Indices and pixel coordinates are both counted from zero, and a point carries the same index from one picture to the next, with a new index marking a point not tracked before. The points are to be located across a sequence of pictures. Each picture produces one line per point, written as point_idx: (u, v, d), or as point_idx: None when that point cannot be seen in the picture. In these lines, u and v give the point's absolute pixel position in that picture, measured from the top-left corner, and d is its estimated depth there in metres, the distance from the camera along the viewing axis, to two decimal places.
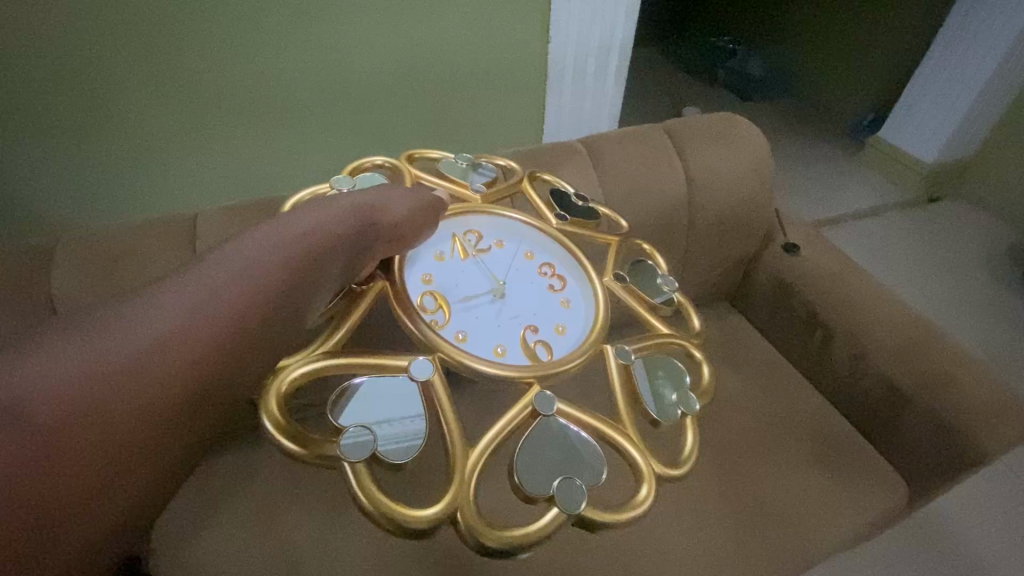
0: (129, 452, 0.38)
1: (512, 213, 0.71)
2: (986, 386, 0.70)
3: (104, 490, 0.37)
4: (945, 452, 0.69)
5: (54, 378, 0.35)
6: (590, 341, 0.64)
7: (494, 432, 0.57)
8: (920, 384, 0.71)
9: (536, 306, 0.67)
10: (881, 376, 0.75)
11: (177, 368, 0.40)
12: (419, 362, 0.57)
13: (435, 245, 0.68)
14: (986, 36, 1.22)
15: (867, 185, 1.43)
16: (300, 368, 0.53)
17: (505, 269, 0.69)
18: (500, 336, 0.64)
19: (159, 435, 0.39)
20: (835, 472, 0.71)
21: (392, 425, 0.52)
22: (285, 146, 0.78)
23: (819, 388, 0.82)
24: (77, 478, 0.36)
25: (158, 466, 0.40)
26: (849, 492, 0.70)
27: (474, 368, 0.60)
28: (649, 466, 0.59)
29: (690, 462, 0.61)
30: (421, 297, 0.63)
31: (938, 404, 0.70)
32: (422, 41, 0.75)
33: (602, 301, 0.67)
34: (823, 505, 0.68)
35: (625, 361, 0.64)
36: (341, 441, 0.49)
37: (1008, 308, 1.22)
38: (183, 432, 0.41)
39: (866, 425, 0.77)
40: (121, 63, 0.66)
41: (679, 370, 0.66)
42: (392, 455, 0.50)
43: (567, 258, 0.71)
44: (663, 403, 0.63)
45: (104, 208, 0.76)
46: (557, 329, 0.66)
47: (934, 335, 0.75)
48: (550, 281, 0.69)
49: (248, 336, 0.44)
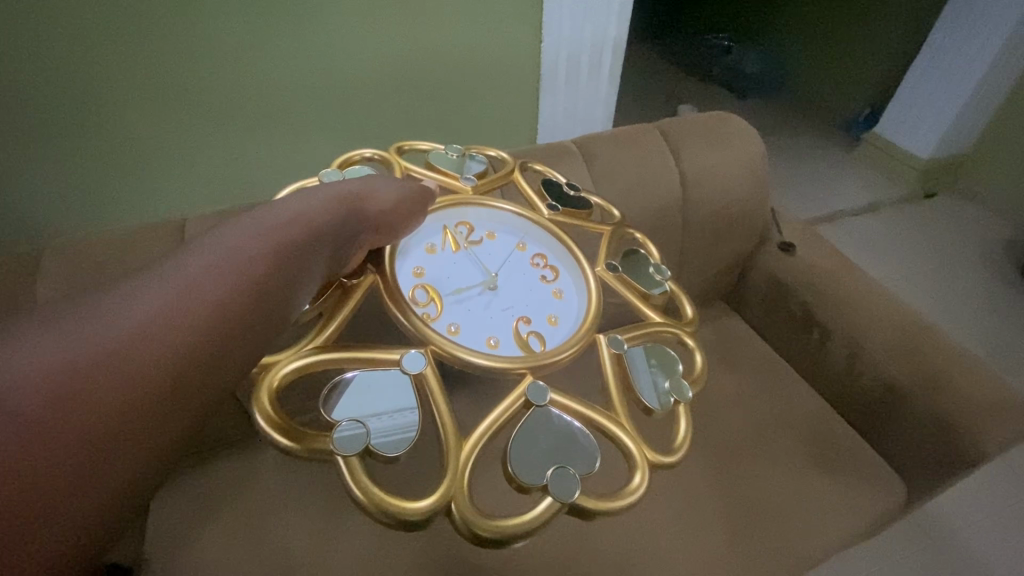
0: (122, 439, 0.36)
1: (504, 204, 0.72)
2: (988, 386, 0.70)
3: (97, 473, 0.35)
4: (943, 452, 0.70)
5: (31, 359, 0.34)
6: (583, 331, 0.64)
7: (488, 426, 0.57)
8: (918, 383, 0.72)
9: (528, 297, 0.68)
10: (881, 377, 0.75)
11: (160, 358, 0.38)
12: (411, 356, 0.58)
13: (427, 238, 0.68)
14: (982, 26, 1.31)
15: (860, 183, 1.51)
16: (294, 362, 0.55)
17: (497, 262, 0.70)
18: (492, 327, 0.65)
19: (155, 426, 0.37)
20: (831, 472, 0.72)
21: (385, 417, 0.53)
22: (269, 148, 0.76)
23: (814, 385, 0.83)
24: (53, 482, 0.33)
25: (160, 448, 0.38)
26: (845, 490, 0.71)
27: (466, 362, 0.60)
28: (639, 454, 0.60)
29: (681, 451, 0.61)
30: (413, 290, 0.64)
31: (937, 403, 0.70)
32: (414, 41, 0.73)
33: (594, 286, 0.67)
34: (821, 504, 0.70)
35: (618, 352, 0.64)
36: (335, 434, 0.50)
37: (997, 304, 1.30)
38: (183, 415, 0.39)
39: (865, 420, 0.78)
40: (97, 59, 0.62)
41: (672, 359, 0.66)
42: (386, 447, 0.50)
43: (560, 249, 0.71)
44: (656, 392, 0.63)
45: (84, 210, 0.73)
46: (549, 320, 0.66)
47: (934, 334, 0.75)
48: (543, 272, 0.70)
49: (237, 321, 0.43)
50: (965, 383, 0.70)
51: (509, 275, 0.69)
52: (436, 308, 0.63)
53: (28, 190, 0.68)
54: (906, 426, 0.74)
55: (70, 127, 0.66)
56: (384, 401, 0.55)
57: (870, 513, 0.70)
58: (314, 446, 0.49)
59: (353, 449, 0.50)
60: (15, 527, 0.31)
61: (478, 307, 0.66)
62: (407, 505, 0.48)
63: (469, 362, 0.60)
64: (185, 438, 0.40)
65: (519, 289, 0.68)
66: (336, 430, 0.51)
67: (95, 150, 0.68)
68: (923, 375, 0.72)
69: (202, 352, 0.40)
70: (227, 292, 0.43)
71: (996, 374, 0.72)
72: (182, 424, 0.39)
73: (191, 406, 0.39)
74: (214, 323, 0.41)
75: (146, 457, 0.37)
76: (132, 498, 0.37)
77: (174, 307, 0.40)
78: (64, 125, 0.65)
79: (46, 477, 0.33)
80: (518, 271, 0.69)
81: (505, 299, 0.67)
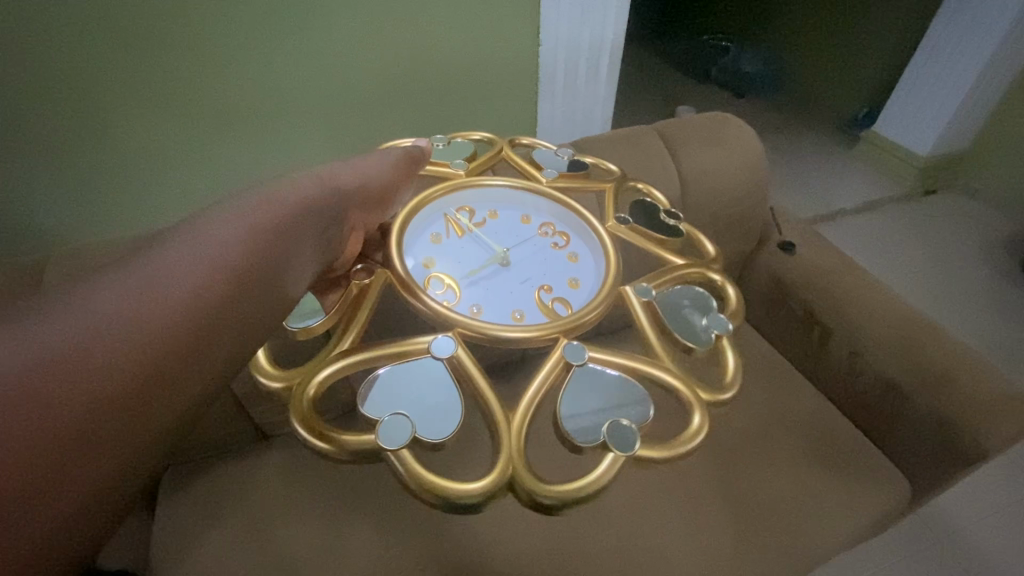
0: (79, 458, 0.36)
1: (496, 180, 0.69)
2: (986, 408, 0.83)
3: (61, 486, 0.35)
4: (942, 453, 0.86)
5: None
6: (608, 284, 0.61)
7: (535, 389, 0.53)
8: (927, 389, 0.87)
9: (544, 265, 0.65)
10: (910, 385, 0.89)
11: (121, 352, 0.38)
12: (439, 342, 0.54)
13: (428, 227, 0.65)
14: None
15: None
16: (324, 369, 0.52)
17: (506, 237, 0.67)
18: (518, 302, 0.61)
19: (105, 450, 0.37)
20: (842, 476, 0.89)
21: (421, 399, 0.50)
22: None
23: (860, 382, 0.96)
24: (79, 448, 0.36)
25: (120, 453, 0.38)
26: (874, 488, 0.89)
27: (501, 334, 0.56)
28: (693, 393, 0.55)
29: (735, 383, 0.58)
30: (428, 279, 0.60)
31: (946, 416, 0.85)
32: None
33: (607, 245, 0.65)
34: (850, 506, 0.86)
35: (647, 299, 0.62)
36: (378, 432, 0.46)
37: None
38: (130, 436, 0.38)
39: (913, 445, 0.90)
40: None
41: (704, 296, 0.63)
42: (430, 433, 0.47)
43: (565, 213, 0.69)
44: (692, 328, 0.60)
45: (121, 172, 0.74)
46: (570, 284, 0.63)
47: (947, 369, 0.88)
48: (553, 240, 0.68)
49: (196, 362, 0.42)
50: (971, 416, 0.83)
51: (522, 249, 0.66)
52: (456, 293, 0.60)
53: (83, 184, 0.73)
54: (917, 419, 0.89)
55: (225, 57, 0.83)
56: (414, 376, 0.52)
57: (884, 503, 0.88)
58: (352, 447, 0.47)
59: (401, 441, 0.46)
60: (69, 497, 0.35)
61: (498, 283, 0.62)
62: (463, 486, 0.46)
63: (503, 336, 0.56)
64: (190, 404, 0.42)
65: (535, 259, 0.65)
66: (381, 426, 0.47)
67: (244, 77, 0.85)
68: (923, 379, 0.88)
69: (154, 363, 0.39)
70: (194, 324, 0.42)
71: (996, 397, 0.84)
72: (168, 407, 0.40)
73: (176, 391, 0.41)
74: (176, 327, 0.41)
75: (151, 427, 0.39)
76: (147, 459, 0.40)
77: (135, 310, 0.40)
78: (218, 60, 0.83)
79: (65, 444, 0.35)
80: (529, 241, 0.67)
81: (523, 271, 0.64)
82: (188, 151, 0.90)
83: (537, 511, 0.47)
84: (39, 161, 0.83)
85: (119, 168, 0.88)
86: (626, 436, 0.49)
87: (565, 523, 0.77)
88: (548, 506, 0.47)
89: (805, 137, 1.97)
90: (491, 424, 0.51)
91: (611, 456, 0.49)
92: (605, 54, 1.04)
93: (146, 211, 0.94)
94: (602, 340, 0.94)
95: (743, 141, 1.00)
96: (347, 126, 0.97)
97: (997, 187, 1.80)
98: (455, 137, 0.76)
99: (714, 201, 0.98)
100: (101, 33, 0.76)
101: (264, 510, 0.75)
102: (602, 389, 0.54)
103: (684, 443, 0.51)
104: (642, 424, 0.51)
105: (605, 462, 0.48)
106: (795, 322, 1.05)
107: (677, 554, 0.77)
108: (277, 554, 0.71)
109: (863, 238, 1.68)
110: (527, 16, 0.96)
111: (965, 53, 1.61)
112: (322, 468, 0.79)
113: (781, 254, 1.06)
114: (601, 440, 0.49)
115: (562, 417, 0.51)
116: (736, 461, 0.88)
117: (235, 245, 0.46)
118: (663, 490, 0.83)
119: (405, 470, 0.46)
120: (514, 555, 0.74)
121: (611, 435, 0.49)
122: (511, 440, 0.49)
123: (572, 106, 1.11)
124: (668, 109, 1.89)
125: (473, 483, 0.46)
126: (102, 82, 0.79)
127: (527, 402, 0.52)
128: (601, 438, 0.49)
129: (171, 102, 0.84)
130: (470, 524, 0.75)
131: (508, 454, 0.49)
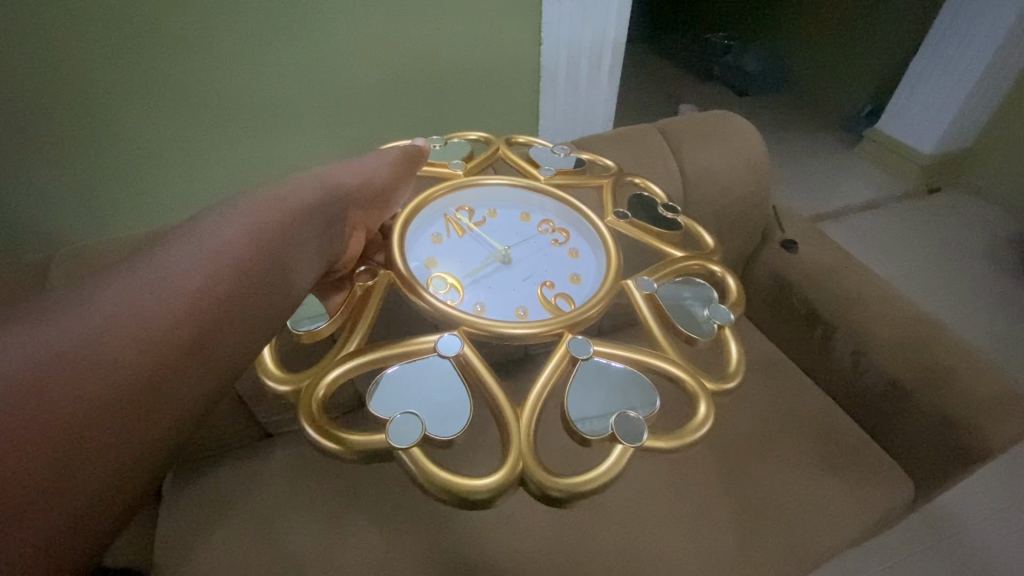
0: (86, 456, 0.36)
1: (493, 180, 0.69)
2: (988, 407, 0.83)
3: (71, 484, 0.35)
4: (945, 452, 0.86)
5: None
6: (609, 279, 0.61)
7: (541, 385, 0.53)
8: (930, 387, 0.87)
9: (546, 262, 0.65)
10: (914, 383, 0.89)
11: (126, 352, 0.38)
12: (445, 341, 0.54)
13: (429, 228, 0.65)
14: None
15: None
16: (333, 369, 0.53)
17: (506, 234, 0.67)
18: (521, 299, 0.61)
19: (113, 448, 0.37)
20: (846, 473, 0.89)
21: (430, 395, 0.50)
22: None
23: (863, 380, 0.96)
24: (86, 446, 0.36)
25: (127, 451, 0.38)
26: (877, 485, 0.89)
27: (509, 331, 0.56)
28: (698, 384, 0.55)
29: (739, 371, 0.57)
30: (431, 278, 0.60)
31: (949, 414, 0.85)
32: None
33: (608, 241, 0.65)
34: (853, 504, 0.86)
35: (650, 292, 0.62)
36: (388, 428, 0.46)
37: None
38: (137, 434, 0.39)
39: (917, 442, 0.90)
40: None
41: (706, 288, 0.63)
42: (440, 430, 0.47)
43: (564, 209, 0.69)
44: (694, 319, 0.60)
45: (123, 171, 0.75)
46: (572, 280, 0.63)
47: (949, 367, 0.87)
48: (553, 237, 0.68)
49: (200, 361, 0.42)
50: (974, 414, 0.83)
51: (522, 246, 0.66)
52: (459, 292, 0.60)
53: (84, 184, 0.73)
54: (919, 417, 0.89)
55: (225, 58, 0.83)
56: (421, 373, 0.52)
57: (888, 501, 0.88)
58: (362, 445, 0.47)
59: (411, 439, 0.46)
60: (78, 494, 0.36)
61: (500, 280, 0.63)
62: (473, 481, 0.46)
63: (509, 333, 0.56)
64: (195, 402, 0.42)
65: (535, 256, 0.65)
66: (391, 423, 0.47)
67: (245, 77, 0.86)
68: (926, 377, 0.88)
69: (157, 363, 0.40)
70: (198, 322, 0.42)
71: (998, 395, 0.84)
72: (175, 404, 0.41)
73: (182, 388, 0.41)
74: (178, 326, 0.41)
75: (157, 425, 0.40)
76: (155, 455, 0.40)
77: (139, 311, 0.40)
78: (220, 61, 0.83)
79: (71, 443, 0.35)
80: (530, 239, 0.67)
81: (524, 268, 0.64)
82: (191, 152, 0.90)
83: (549, 504, 0.47)
84: (42, 162, 0.83)
85: (122, 169, 0.88)
86: (632, 428, 0.49)
87: (568, 521, 0.77)
88: (558, 498, 0.47)
89: (807, 136, 1.96)
90: (499, 418, 0.51)
91: (620, 449, 0.49)
92: (605, 53, 1.04)
93: (149, 210, 0.94)
94: (604, 339, 0.94)
95: (745, 139, 1.00)
96: (349, 125, 0.97)
97: (1002, 184, 1.80)
98: (452, 137, 0.77)
99: (715, 199, 0.98)
100: (101, 36, 0.76)
101: (268, 508, 0.75)
102: (609, 383, 0.54)
103: (690, 434, 0.51)
104: (649, 416, 0.51)
105: (614, 455, 0.48)
106: (797, 319, 1.05)
107: (679, 552, 0.77)
108: (281, 551, 0.72)
109: (866, 237, 1.68)
110: (527, 16, 0.96)
111: (968, 51, 1.60)
112: (325, 465, 0.80)
113: (783, 252, 1.06)
114: (608, 433, 0.49)
115: (568, 410, 0.51)
116: (739, 459, 0.88)
117: (237, 245, 0.46)
118: (666, 489, 0.83)
119: (415, 466, 0.46)
120: (518, 552, 0.74)
121: (618, 427, 0.49)
122: (519, 435, 0.50)
123: (573, 105, 1.11)
124: (669, 108, 1.89)
125: (483, 478, 0.47)
126: (103, 83, 0.80)
127: (535, 398, 0.52)
128: (609, 431, 0.49)
129: (172, 103, 0.84)
130: (473, 521, 0.76)
131: (517, 449, 0.49)
